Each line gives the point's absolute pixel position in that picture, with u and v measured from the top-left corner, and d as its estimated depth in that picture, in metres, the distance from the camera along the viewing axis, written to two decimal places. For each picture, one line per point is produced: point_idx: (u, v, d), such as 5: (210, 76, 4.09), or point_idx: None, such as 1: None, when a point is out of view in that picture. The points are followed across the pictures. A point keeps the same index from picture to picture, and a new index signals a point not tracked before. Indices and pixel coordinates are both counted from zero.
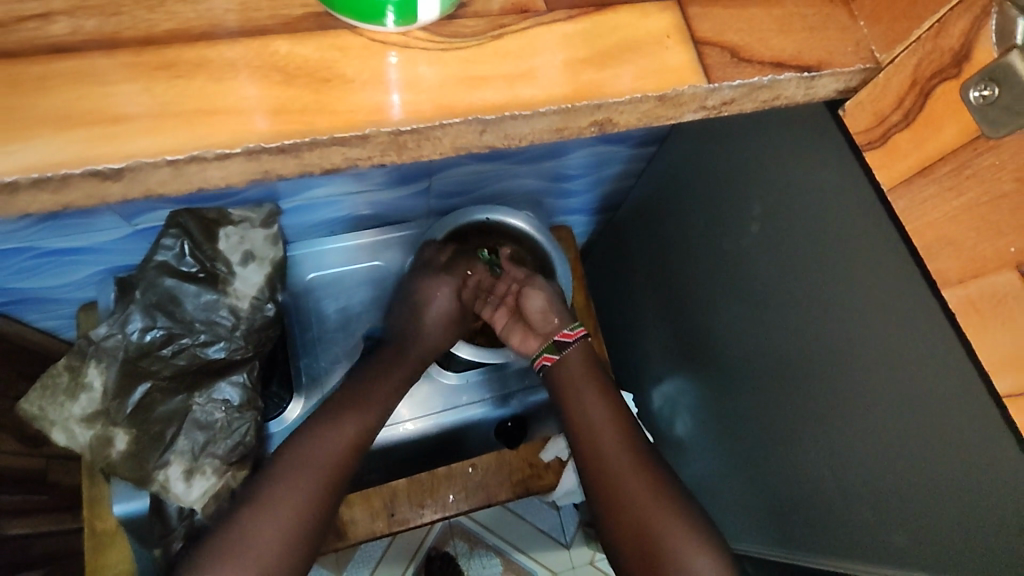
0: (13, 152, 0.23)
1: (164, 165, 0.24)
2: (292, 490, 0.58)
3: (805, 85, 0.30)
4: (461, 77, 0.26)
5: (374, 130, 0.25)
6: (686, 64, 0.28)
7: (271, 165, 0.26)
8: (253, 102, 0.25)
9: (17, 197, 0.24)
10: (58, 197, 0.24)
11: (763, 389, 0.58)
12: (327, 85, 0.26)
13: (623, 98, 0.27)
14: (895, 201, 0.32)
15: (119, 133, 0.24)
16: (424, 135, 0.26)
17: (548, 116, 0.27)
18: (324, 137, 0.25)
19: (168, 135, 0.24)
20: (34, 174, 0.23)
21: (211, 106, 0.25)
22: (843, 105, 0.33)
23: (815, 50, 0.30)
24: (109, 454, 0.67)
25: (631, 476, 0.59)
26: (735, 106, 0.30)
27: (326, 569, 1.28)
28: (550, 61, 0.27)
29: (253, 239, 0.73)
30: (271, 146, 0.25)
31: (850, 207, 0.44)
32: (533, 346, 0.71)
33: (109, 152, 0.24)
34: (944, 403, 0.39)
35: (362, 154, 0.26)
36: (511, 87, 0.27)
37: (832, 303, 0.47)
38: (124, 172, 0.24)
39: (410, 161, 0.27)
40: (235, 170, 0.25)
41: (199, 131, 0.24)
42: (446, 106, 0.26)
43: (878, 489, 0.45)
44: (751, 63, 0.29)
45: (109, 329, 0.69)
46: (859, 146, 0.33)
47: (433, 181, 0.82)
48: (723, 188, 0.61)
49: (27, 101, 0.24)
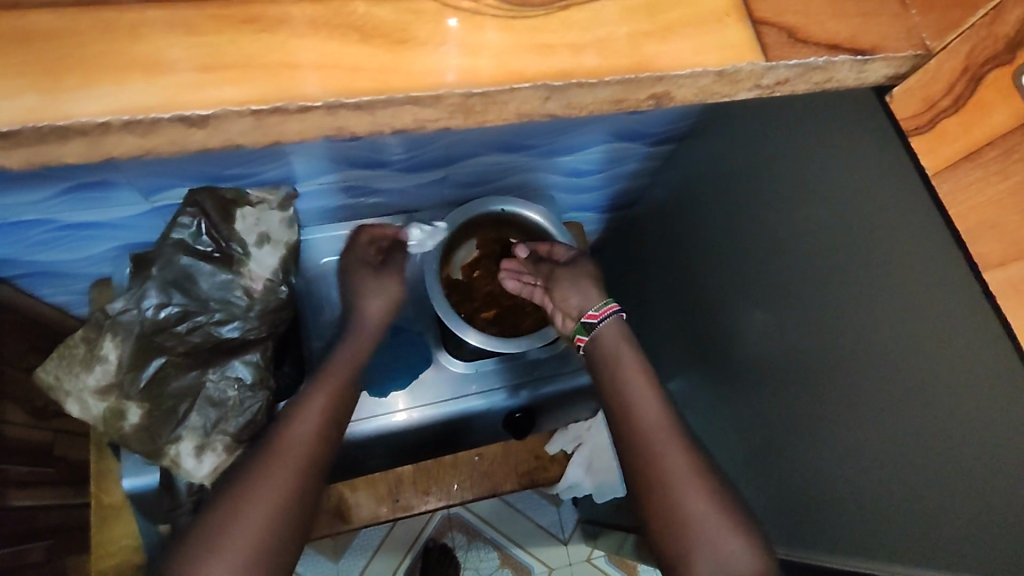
0: (107, 94, 0.24)
1: (249, 114, 0.25)
2: (272, 474, 0.57)
3: (857, 68, 0.31)
4: (527, 45, 0.27)
5: (447, 91, 0.26)
6: (746, 42, 0.29)
7: (346, 121, 0.27)
8: (334, 58, 0.26)
9: (107, 138, 0.25)
10: (143, 139, 0.25)
11: (782, 383, 0.58)
12: (402, 46, 0.26)
13: (684, 71, 0.28)
14: (939, 185, 0.33)
15: (208, 82, 0.25)
16: (492, 98, 0.27)
17: (611, 86, 0.28)
18: (399, 96, 0.26)
19: (253, 85, 0.25)
20: (125, 116, 0.24)
21: (293, 60, 0.26)
22: (891, 91, 0.35)
23: (869, 34, 0.31)
24: (122, 427, 0.69)
25: (668, 453, 0.60)
26: (788, 86, 0.31)
27: (324, 555, 1.29)
28: (615, 33, 0.28)
29: (269, 221, 0.73)
30: (349, 102, 0.26)
31: (881, 202, 0.45)
32: (568, 327, 0.75)
33: (197, 99, 0.25)
34: (967, 390, 0.40)
35: (432, 114, 0.28)
36: (577, 56, 0.27)
37: (858, 295, 0.48)
38: (210, 119, 0.25)
39: (475, 124, 0.29)
40: (311, 124, 0.26)
41: (281, 84, 0.25)
42: (514, 72, 0.27)
43: (897, 481, 0.46)
44: (807, 44, 0.30)
45: (125, 304, 0.69)
46: (904, 131, 0.35)
47: (449, 171, 0.82)
48: (752, 182, 0.61)
49: (121, 47, 0.25)
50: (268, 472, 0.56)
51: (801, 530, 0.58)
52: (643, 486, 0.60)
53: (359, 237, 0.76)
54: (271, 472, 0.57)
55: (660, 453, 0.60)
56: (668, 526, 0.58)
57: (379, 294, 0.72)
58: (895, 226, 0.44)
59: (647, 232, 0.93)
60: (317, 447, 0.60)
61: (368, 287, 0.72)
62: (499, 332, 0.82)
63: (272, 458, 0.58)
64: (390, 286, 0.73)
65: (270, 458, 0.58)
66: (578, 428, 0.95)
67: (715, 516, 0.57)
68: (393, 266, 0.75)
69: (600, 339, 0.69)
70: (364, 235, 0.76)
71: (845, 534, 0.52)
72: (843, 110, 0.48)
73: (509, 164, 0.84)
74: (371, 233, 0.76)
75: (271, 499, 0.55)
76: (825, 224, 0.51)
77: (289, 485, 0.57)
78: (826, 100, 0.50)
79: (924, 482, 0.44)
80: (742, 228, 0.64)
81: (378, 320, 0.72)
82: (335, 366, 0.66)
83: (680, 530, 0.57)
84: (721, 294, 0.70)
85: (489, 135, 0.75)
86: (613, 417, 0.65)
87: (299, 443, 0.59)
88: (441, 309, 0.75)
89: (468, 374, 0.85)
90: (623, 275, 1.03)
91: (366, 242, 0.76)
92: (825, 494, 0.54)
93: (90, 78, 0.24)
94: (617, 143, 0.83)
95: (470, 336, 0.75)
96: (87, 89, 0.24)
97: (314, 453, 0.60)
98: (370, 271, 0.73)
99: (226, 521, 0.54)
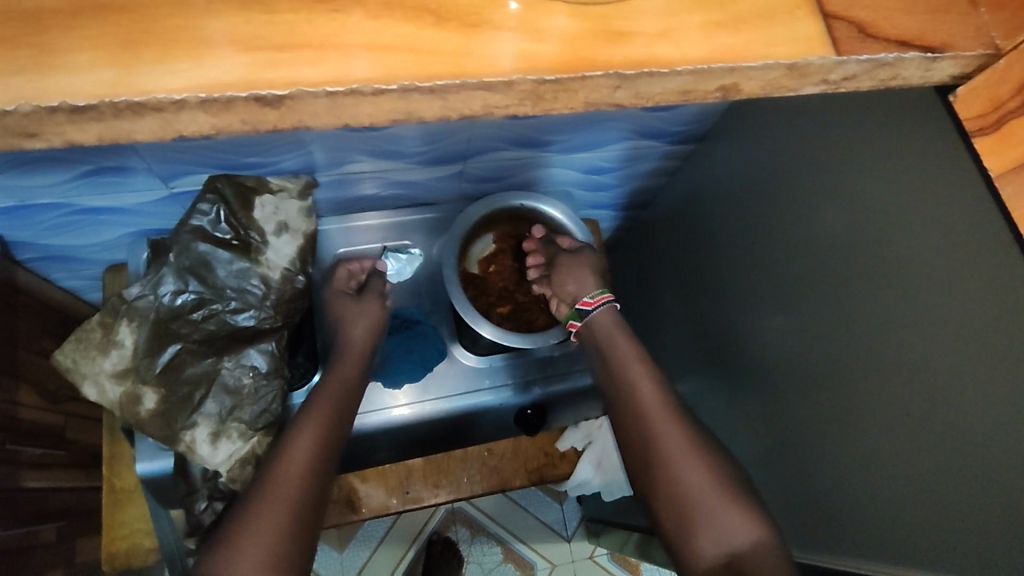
0: (185, 71, 0.24)
1: (323, 96, 0.25)
2: (272, 500, 0.57)
3: (925, 66, 0.31)
4: (601, 32, 0.27)
5: (521, 77, 0.26)
6: (816, 35, 0.29)
7: (417, 106, 0.26)
8: (408, 40, 0.26)
9: (180, 116, 0.25)
10: (216, 118, 0.25)
11: (805, 385, 0.58)
12: (475, 30, 0.26)
13: (757, 63, 0.28)
14: (1002, 187, 0.32)
15: (281, 61, 0.25)
16: (564, 86, 0.27)
17: (683, 76, 0.27)
18: (473, 81, 0.26)
19: (328, 66, 0.25)
20: (203, 94, 0.24)
21: (364, 41, 0.25)
22: (956, 90, 0.34)
23: (939, 32, 0.30)
24: (138, 412, 0.68)
25: (673, 440, 0.59)
26: (855, 82, 0.31)
27: (328, 544, 1.29)
28: (688, 23, 0.28)
29: (288, 210, 0.73)
30: (424, 85, 0.25)
31: (921, 204, 0.44)
32: (563, 312, 0.76)
33: (272, 79, 0.25)
34: (995, 394, 0.40)
35: (501, 101, 0.27)
36: (649, 45, 0.27)
37: (889, 300, 0.47)
38: (287, 100, 0.25)
39: (543, 112, 0.28)
40: (381, 108, 0.26)
41: (357, 64, 0.25)
42: (585, 59, 0.27)
43: (928, 490, 0.45)
44: (877, 39, 0.29)
45: (141, 289, 0.70)
46: (966, 132, 0.34)
47: (467, 165, 0.82)
48: (780, 183, 0.61)
49: (198, 25, 0.25)
50: (268, 498, 0.57)
51: (820, 535, 0.57)
52: (650, 472, 0.59)
53: (337, 270, 0.78)
54: (270, 498, 0.57)
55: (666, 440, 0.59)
56: (674, 510, 0.57)
57: (360, 319, 0.74)
58: (931, 228, 0.44)
59: (664, 231, 0.93)
60: (313, 469, 0.61)
61: (349, 313, 0.74)
62: (513, 329, 0.81)
63: (270, 486, 0.58)
64: (371, 309, 0.75)
65: (266, 486, 0.58)
66: (589, 426, 0.96)
67: (718, 502, 0.55)
68: (371, 291, 0.77)
69: (592, 325, 0.71)
70: (340, 269, 0.79)
71: (865, 538, 0.52)
72: (883, 113, 0.48)
73: (527, 160, 0.83)
74: (348, 267, 0.79)
75: (276, 522, 0.56)
76: (853, 224, 0.51)
77: (289, 507, 0.57)
78: (866, 102, 0.50)
79: (950, 487, 0.43)
80: (766, 232, 0.64)
81: (363, 344, 0.74)
82: (327, 391, 0.68)
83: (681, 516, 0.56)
84: (741, 294, 0.70)
85: (509, 129, 0.74)
86: (621, 423, 0.64)
87: (295, 467, 0.60)
88: (457, 301, 0.75)
89: (481, 368, 0.85)
90: (637, 274, 1.03)
91: (344, 275, 0.78)
92: (850, 498, 0.53)
93: (168, 54, 0.24)
94: (636, 141, 0.83)
95: (485, 329, 0.75)
96: (165, 65, 0.24)
97: (312, 476, 0.60)
98: (349, 297, 0.76)
99: (231, 548, 0.53)
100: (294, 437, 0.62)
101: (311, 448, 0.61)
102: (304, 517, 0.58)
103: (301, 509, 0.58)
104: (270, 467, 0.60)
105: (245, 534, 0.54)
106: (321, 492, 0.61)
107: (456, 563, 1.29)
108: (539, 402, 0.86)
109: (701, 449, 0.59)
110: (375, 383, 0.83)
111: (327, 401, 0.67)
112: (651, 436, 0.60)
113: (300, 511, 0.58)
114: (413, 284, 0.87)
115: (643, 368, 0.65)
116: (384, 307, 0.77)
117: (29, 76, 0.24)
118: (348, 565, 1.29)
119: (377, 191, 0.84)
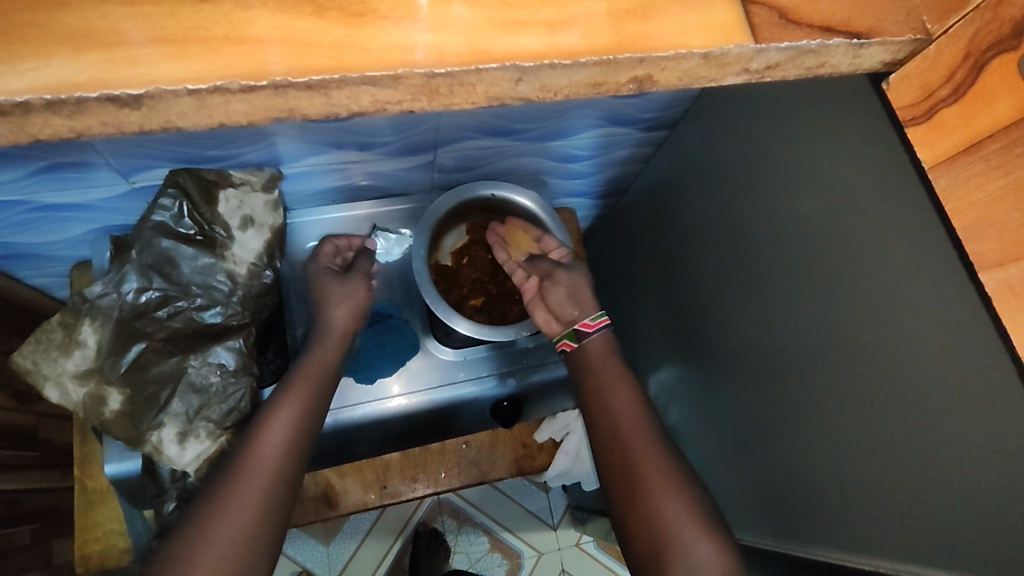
0: (31, 71, 0.23)
1: (185, 94, 0.24)
2: (246, 493, 0.55)
3: (852, 53, 0.29)
4: (498, 21, 0.26)
5: (407, 70, 0.25)
6: (734, 22, 0.28)
7: (298, 101, 0.25)
8: (287, 31, 0.25)
9: (30, 120, 0.23)
10: (71, 121, 0.24)
11: (767, 374, 0.58)
12: (359, 20, 0.25)
13: (667, 53, 0.27)
14: (936, 179, 0.32)
15: (139, 58, 0.23)
16: (458, 79, 0.26)
17: (588, 67, 0.27)
18: (354, 75, 0.24)
19: (191, 62, 0.24)
20: (47, 95, 0.23)
21: (236, 34, 0.24)
22: (887, 78, 0.34)
23: (866, 16, 0.29)
24: (103, 413, 0.66)
25: (643, 456, 0.61)
26: (779, 71, 0.30)
27: (314, 538, 1.29)
28: (593, 10, 0.27)
29: (253, 204, 0.71)
30: (299, 81, 0.24)
31: (865, 194, 0.43)
32: (555, 330, 0.73)
33: (128, 77, 0.23)
34: (935, 387, 0.40)
35: (393, 95, 0.26)
36: (550, 34, 0.26)
37: (840, 291, 0.47)
38: (143, 99, 0.23)
39: (441, 106, 0.27)
40: (258, 105, 0.25)
41: (223, 59, 0.24)
42: (482, 51, 0.26)
43: (885, 482, 0.45)
44: (800, 26, 0.28)
45: (104, 288, 0.68)
46: (900, 121, 0.34)
47: (437, 154, 0.79)
48: (743, 171, 0.60)
49: (64, 20, 0.23)
50: (240, 489, 0.55)
51: (788, 524, 0.57)
52: (625, 486, 0.60)
53: (323, 246, 0.74)
54: (242, 486, 0.56)
55: (641, 464, 0.60)
56: (641, 529, 0.58)
57: (344, 300, 0.69)
58: (875, 219, 0.43)
59: (636, 220, 0.92)
60: (287, 459, 0.59)
61: (334, 294, 0.69)
62: (486, 321, 0.79)
63: (239, 477, 0.56)
64: (356, 290, 0.71)
65: (239, 472, 0.56)
66: (567, 417, 0.94)
67: (677, 519, 0.57)
68: (357, 271, 0.72)
69: (588, 350, 0.69)
70: (327, 245, 0.75)
71: (830, 530, 0.52)
72: (827, 98, 0.47)
73: (499, 149, 0.81)
74: (335, 243, 0.75)
75: (248, 517, 0.54)
76: (805, 214, 0.50)
77: (261, 500, 0.56)
78: (812, 88, 0.49)
79: (900, 480, 0.43)
80: (728, 220, 0.63)
81: (346, 327, 0.69)
82: (306, 372, 0.64)
83: (646, 534, 0.58)
84: (707, 283, 0.69)
85: (479, 119, 0.71)
86: (595, 432, 0.65)
87: (269, 456, 0.58)
88: (428, 295, 0.72)
89: (457, 361, 0.84)
90: (613, 262, 1.02)
91: (330, 251, 0.74)
92: (812, 488, 0.53)
93: (12, 53, 0.23)
94: (607, 129, 0.80)
95: (460, 325, 0.73)
96: (9, 65, 0.23)
97: (286, 467, 0.59)
98: (335, 277, 0.71)
99: (200, 539, 0.52)
100: (265, 424, 0.60)
101: (286, 437, 0.59)
102: (276, 509, 0.56)
103: (272, 501, 0.56)
104: (243, 452, 0.58)
105: (213, 525, 0.53)
106: (294, 484, 0.59)
107: (442, 553, 1.29)
108: (515, 394, 0.85)
109: (670, 468, 0.60)
110: (346, 378, 0.81)
111: (307, 381, 0.64)
112: (627, 454, 0.61)
113: (273, 504, 0.56)
114: (386, 275, 0.85)
115: (620, 379, 0.67)
116: (370, 289, 0.72)
117: None
118: (334, 559, 1.28)
119: (344, 182, 0.81)
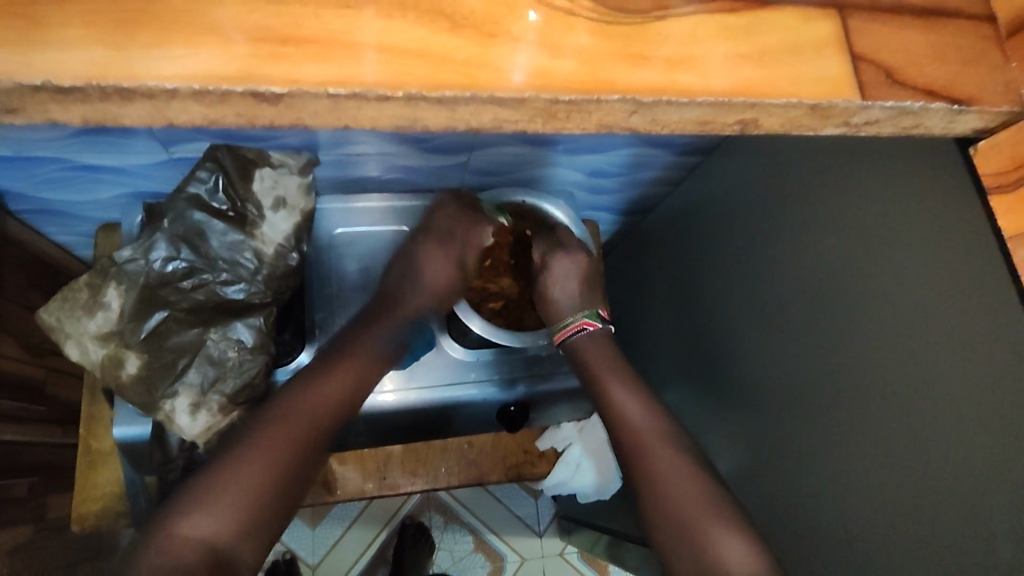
0: (181, 58, 0.27)
1: (324, 96, 0.28)
2: (279, 436, 0.56)
3: (950, 117, 0.33)
4: (623, 54, 0.31)
5: (535, 95, 0.29)
6: (844, 76, 0.32)
7: (423, 111, 0.30)
8: (420, 42, 0.29)
9: (171, 103, 0.28)
10: (208, 108, 0.28)
11: (763, 408, 0.59)
12: (492, 39, 0.30)
13: (779, 101, 0.31)
14: (1016, 248, 0.36)
15: (288, 55, 0.28)
16: (579, 105, 0.30)
17: (702, 106, 0.31)
18: (484, 95, 0.29)
19: (331, 65, 0.28)
20: (195, 85, 0.27)
21: (382, 41, 0.29)
22: (978, 144, 0.38)
23: (968, 85, 0.33)
24: (120, 376, 0.66)
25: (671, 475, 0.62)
26: (877, 126, 0.34)
27: (302, 520, 1.29)
28: (714, 51, 0.31)
29: (287, 186, 0.69)
30: (431, 95, 0.28)
31: (890, 246, 0.44)
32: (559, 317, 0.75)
33: (276, 76, 0.28)
34: (921, 430, 0.41)
35: (513, 115, 0.31)
36: (672, 71, 0.31)
37: (840, 332, 0.49)
38: (283, 96, 0.28)
39: (555, 128, 0.32)
40: (387, 110, 0.29)
41: (364, 62, 0.28)
42: (605, 80, 0.30)
43: (860, 525, 0.46)
44: (905, 86, 0.32)
45: (132, 253, 0.67)
46: (984, 186, 0.38)
47: (471, 156, 0.79)
48: (765, 206, 0.61)
49: (221, 19, 0.28)
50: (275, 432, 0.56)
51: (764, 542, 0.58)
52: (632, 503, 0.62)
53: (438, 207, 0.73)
54: (267, 448, 0.55)
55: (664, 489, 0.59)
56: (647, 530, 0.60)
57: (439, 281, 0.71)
58: (893, 263, 0.44)
59: (654, 240, 0.94)
60: (330, 417, 0.60)
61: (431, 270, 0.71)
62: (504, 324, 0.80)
63: (281, 418, 0.57)
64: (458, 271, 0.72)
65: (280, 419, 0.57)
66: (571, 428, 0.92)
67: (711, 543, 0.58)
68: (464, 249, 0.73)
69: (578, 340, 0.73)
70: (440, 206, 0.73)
71: (796, 553, 0.54)
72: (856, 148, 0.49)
73: (531, 156, 0.81)
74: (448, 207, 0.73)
75: (268, 464, 0.55)
76: (827, 256, 0.51)
77: (292, 452, 0.56)
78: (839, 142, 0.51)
79: (867, 511, 0.46)
80: (746, 247, 0.65)
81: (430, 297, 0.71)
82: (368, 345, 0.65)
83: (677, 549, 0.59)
84: (719, 308, 0.70)
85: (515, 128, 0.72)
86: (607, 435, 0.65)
87: (314, 410, 0.59)
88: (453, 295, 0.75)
89: (468, 361, 0.77)
90: (626, 279, 1.04)
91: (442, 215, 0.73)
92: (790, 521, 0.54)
93: (166, 39, 0.27)
94: (641, 148, 0.81)
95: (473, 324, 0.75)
96: (160, 50, 0.27)
97: (326, 425, 0.59)
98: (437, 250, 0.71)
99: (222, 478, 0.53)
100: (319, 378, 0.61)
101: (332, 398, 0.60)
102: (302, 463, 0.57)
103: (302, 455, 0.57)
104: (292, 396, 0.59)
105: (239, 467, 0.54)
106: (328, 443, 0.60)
107: (427, 550, 1.28)
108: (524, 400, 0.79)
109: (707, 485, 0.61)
110: None
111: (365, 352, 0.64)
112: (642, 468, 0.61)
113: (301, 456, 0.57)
114: None
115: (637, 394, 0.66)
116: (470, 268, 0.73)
117: (19, 49, 0.26)
118: (319, 542, 1.29)
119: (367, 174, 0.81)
